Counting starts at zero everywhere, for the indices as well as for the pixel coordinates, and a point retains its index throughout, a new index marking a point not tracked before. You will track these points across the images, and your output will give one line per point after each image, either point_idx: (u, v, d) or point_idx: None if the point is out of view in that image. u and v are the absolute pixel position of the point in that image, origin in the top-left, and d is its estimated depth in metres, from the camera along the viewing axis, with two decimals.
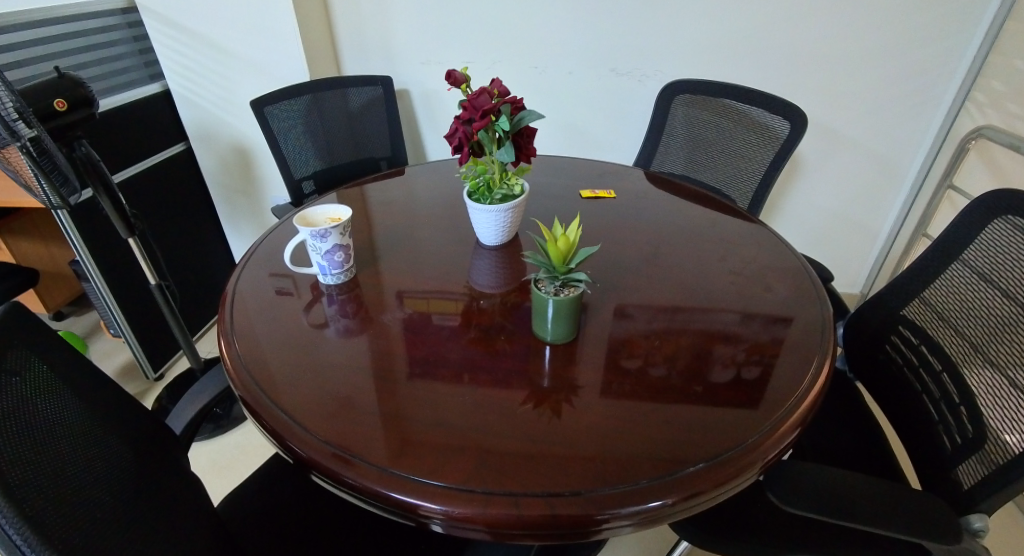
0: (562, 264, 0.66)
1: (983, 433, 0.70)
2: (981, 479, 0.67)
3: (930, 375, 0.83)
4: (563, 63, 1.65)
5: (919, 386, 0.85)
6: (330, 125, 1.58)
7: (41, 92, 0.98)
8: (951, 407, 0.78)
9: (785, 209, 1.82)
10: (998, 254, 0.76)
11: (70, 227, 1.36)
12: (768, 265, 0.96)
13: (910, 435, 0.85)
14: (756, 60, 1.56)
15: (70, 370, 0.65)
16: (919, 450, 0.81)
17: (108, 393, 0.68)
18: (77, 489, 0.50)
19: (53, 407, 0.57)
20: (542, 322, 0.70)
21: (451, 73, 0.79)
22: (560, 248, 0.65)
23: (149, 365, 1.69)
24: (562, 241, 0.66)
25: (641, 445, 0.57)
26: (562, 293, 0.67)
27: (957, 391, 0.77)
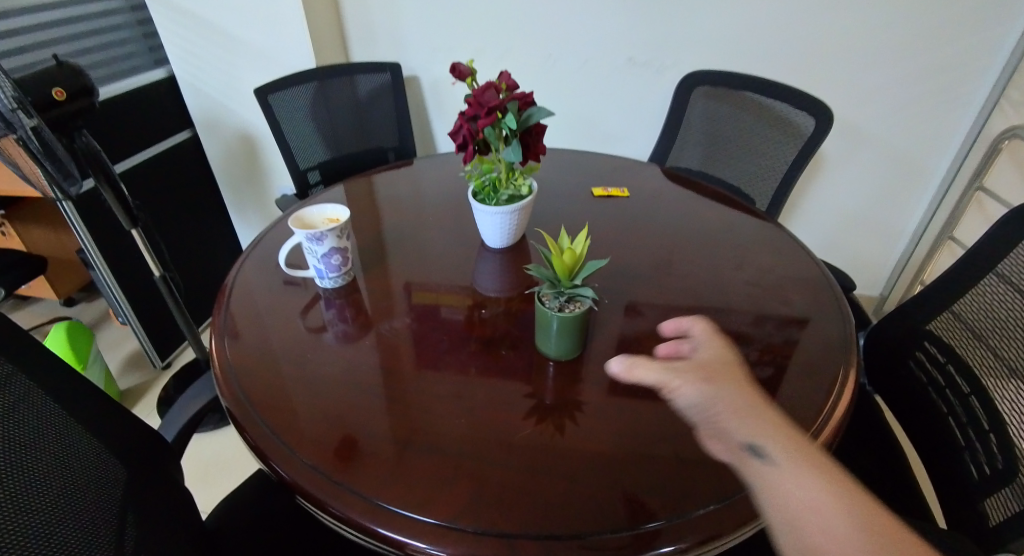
0: (567, 278, 0.63)
1: (1015, 462, 0.65)
2: (1014, 514, 0.62)
3: (958, 397, 0.77)
4: (577, 51, 1.59)
5: (945, 408, 0.79)
6: (337, 114, 1.53)
7: (39, 80, 0.94)
8: (980, 434, 0.72)
9: (806, 207, 1.75)
10: None
11: (76, 218, 1.34)
12: (787, 276, 0.91)
13: (938, 462, 0.79)
14: (780, 51, 1.48)
15: (57, 376, 0.62)
16: (949, 479, 0.76)
17: (96, 401, 0.66)
18: (47, 520, 0.48)
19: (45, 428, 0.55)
20: (545, 337, 0.66)
21: (456, 65, 0.74)
22: (566, 262, 0.62)
23: (157, 355, 1.69)
24: (567, 254, 0.62)
25: (649, 479, 0.52)
26: (567, 308, 0.63)
27: (986, 414, 0.72)
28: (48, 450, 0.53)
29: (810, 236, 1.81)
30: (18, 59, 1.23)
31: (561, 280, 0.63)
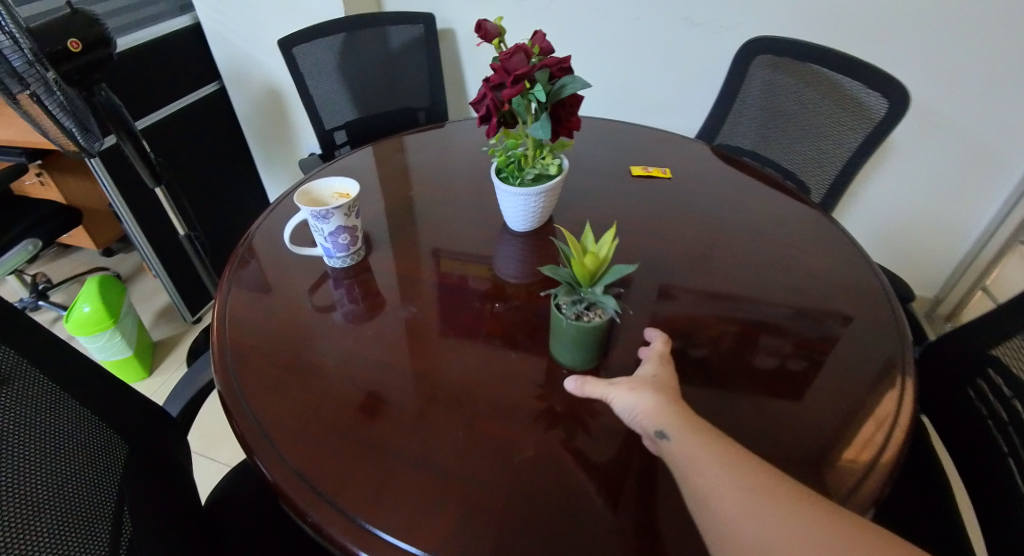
0: (587, 282, 0.56)
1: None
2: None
3: (1018, 435, 0.68)
4: (629, 8, 1.44)
5: (1005, 448, 0.69)
6: (367, 70, 1.44)
7: (53, 30, 0.89)
8: None
9: (867, 196, 1.59)
10: None
11: (104, 174, 1.34)
12: (839, 284, 0.81)
13: (985, 504, 0.71)
14: (860, 15, 1.30)
15: (50, 348, 0.60)
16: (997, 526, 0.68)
17: (89, 377, 0.64)
18: (28, 511, 0.47)
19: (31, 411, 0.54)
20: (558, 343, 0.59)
21: (482, 23, 0.66)
22: (587, 268, 0.54)
23: (187, 310, 1.71)
24: (589, 259, 0.54)
25: (661, 526, 0.46)
26: (585, 315, 0.56)
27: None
28: (21, 445, 0.50)
29: (866, 227, 1.66)
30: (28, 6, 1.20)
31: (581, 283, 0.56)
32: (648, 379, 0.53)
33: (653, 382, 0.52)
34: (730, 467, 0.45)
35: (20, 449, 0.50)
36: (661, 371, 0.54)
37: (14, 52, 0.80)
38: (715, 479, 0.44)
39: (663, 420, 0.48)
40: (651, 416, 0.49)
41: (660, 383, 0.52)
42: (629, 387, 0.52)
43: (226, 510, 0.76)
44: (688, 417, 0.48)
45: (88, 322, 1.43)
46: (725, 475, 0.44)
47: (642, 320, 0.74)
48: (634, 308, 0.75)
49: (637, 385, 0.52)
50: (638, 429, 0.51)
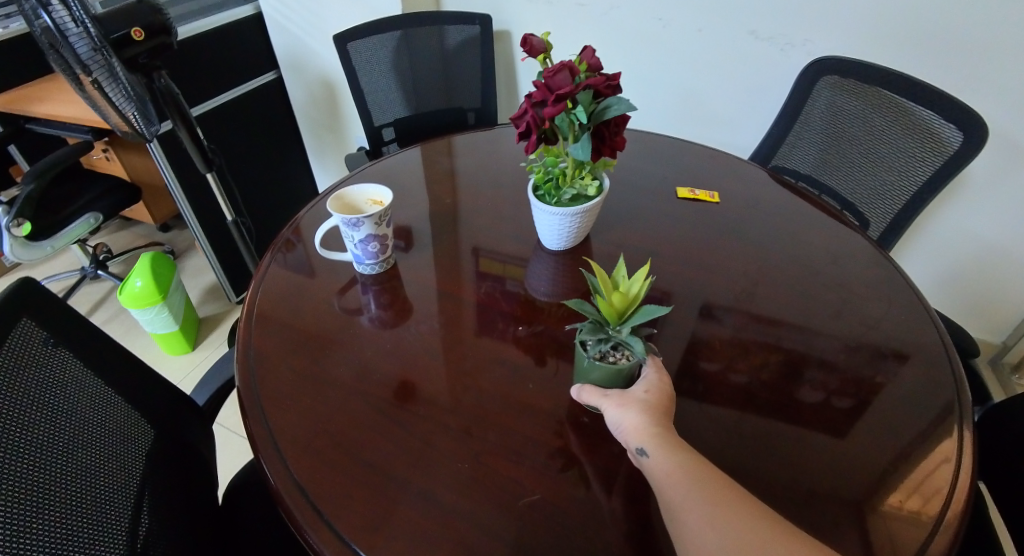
0: (615, 320, 0.53)
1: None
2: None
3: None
4: (694, 17, 1.38)
5: None
6: (420, 68, 1.44)
7: (120, 17, 0.91)
8: None
9: (938, 230, 1.47)
10: None
11: (162, 157, 1.39)
12: (899, 334, 0.74)
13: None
14: (949, 36, 1.19)
15: (81, 332, 0.62)
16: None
17: (117, 362, 0.66)
18: (58, 492, 0.50)
19: (61, 394, 0.55)
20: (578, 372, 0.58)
21: (527, 37, 0.65)
22: (614, 306, 0.52)
23: (231, 290, 1.77)
24: (616, 297, 0.52)
25: None
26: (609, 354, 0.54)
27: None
28: (46, 434, 0.51)
29: (932, 264, 1.54)
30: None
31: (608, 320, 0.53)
32: (637, 395, 0.52)
33: (643, 397, 0.52)
34: (697, 479, 0.46)
35: (47, 436, 0.51)
36: (655, 384, 0.53)
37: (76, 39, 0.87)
38: (684, 492, 0.45)
39: (643, 438, 0.49)
40: (635, 434, 0.50)
41: (650, 400, 0.52)
42: (619, 403, 0.52)
43: (242, 502, 0.77)
44: (667, 433, 0.49)
45: (138, 297, 1.49)
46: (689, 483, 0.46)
47: (675, 356, 0.69)
48: (666, 341, 0.71)
49: (626, 403, 0.52)
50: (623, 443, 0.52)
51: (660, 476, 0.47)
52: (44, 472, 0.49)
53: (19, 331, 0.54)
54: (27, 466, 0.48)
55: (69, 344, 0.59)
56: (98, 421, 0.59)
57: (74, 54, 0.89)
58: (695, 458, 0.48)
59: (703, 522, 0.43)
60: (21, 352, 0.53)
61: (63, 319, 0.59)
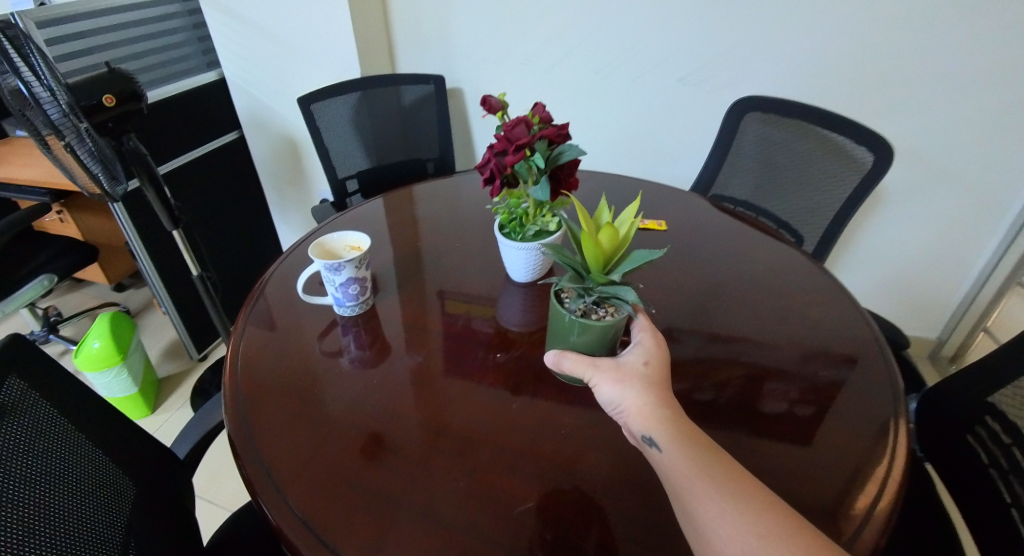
0: (599, 261, 0.60)
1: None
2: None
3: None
4: (630, 68, 1.53)
5: (1008, 496, 0.72)
6: (382, 123, 1.52)
7: (91, 85, 0.96)
8: None
9: (865, 240, 1.64)
10: None
11: (125, 217, 1.40)
12: (835, 333, 0.84)
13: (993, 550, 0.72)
14: (850, 74, 1.38)
15: (69, 387, 0.63)
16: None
17: (103, 416, 0.67)
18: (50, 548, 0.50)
19: (48, 452, 0.56)
20: (568, 343, 0.66)
21: (487, 98, 0.73)
22: (600, 244, 0.59)
23: (193, 347, 1.74)
24: (603, 237, 0.60)
25: None
26: (595, 313, 0.64)
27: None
28: (35, 492, 0.52)
29: (864, 271, 1.70)
30: (66, 61, 1.29)
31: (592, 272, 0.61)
32: (637, 372, 0.58)
33: (643, 375, 0.57)
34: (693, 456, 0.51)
35: (35, 493, 0.52)
36: (654, 357, 0.59)
37: (48, 103, 0.88)
38: (694, 485, 0.49)
39: (649, 426, 0.54)
40: (639, 415, 0.55)
41: (651, 379, 0.57)
42: (616, 377, 0.58)
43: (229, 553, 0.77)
44: (672, 421, 0.54)
45: (95, 359, 1.46)
46: (699, 478, 0.50)
47: None
48: None
49: (624, 378, 0.57)
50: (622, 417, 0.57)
51: (668, 466, 0.51)
52: (35, 530, 0.50)
53: (7, 386, 0.55)
54: (19, 524, 0.48)
55: (55, 400, 0.60)
56: (85, 473, 0.60)
57: (44, 119, 0.88)
58: (701, 446, 0.52)
59: (703, 504, 0.48)
60: (10, 406, 0.54)
61: (52, 377, 0.61)
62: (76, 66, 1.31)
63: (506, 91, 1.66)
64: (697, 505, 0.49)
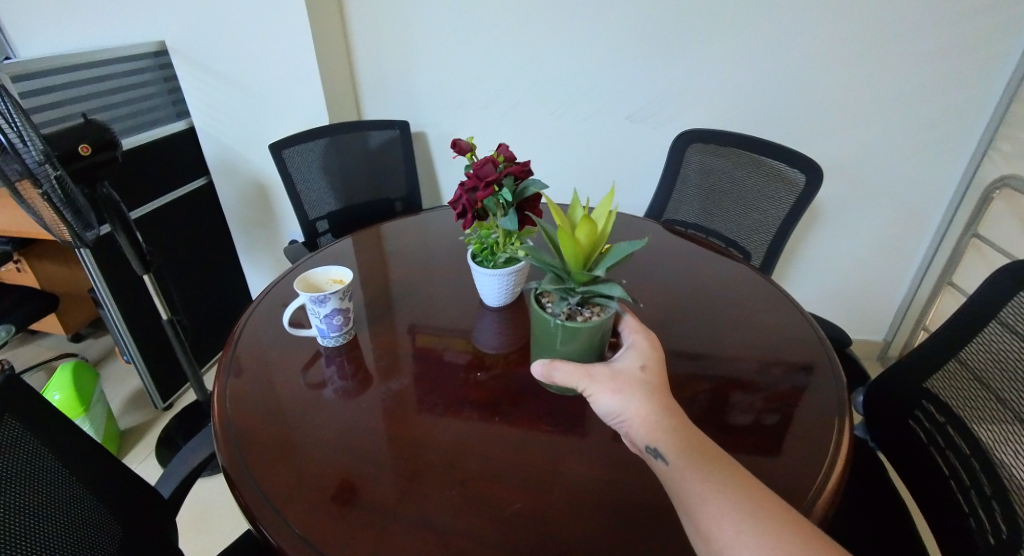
0: (577, 258, 0.66)
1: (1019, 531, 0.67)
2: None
3: (960, 460, 0.80)
4: (581, 109, 1.65)
5: (947, 470, 0.82)
6: (349, 167, 1.58)
7: (66, 136, 1.01)
8: (983, 498, 0.75)
9: (808, 253, 1.79)
10: None
11: (92, 264, 1.40)
12: (781, 335, 0.94)
13: (942, 523, 0.81)
14: (778, 107, 1.55)
15: (64, 425, 0.65)
16: (954, 541, 0.78)
17: (95, 454, 0.68)
18: None
19: (39, 491, 0.57)
20: (557, 350, 0.72)
21: (457, 142, 0.82)
22: (576, 242, 0.64)
23: (157, 396, 1.69)
24: (580, 234, 0.65)
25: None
26: (581, 314, 0.70)
27: (988, 478, 0.74)
28: (28, 531, 0.53)
29: (810, 282, 1.85)
30: (41, 114, 1.33)
31: (573, 270, 0.67)
32: (637, 379, 0.61)
33: (643, 382, 0.61)
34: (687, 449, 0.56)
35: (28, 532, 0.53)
36: (651, 364, 0.63)
37: (25, 152, 0.90)
38: (683, 465, 0.55)
39: (656, 439, 0.57)
40: (639, 417, 0.58)
41: (650, 386, 0.61)
42: (616, 386, 0.61)
43: None
44: (676, 436, 0.57)
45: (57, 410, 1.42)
46: (714, 496, 0.52)
47: None
48: None
49: (624, 387, 0.60)
50: (624, 423, 0.60)
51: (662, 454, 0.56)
52: None
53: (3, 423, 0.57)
54: None
55: (50, 438, 0.62)
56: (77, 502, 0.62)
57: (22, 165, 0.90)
58: (699, 445, 0.57)
59: (687, 483, 0.54)
60: (4, 445, 0.56)
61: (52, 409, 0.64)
62: (49, 118, 1.35)
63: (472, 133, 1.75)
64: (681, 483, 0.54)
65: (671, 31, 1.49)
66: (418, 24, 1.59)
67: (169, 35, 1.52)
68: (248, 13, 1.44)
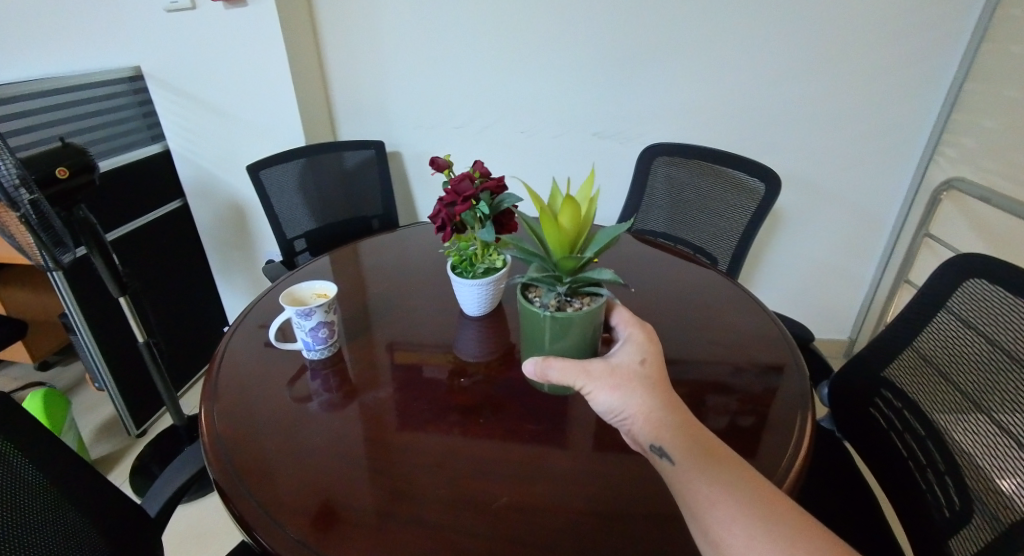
0: (561, 242, 0.69)
1: (973, 501, 0.74)
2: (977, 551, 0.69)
3: (916, 441, 0.86)
4: (551, 126, 1.72)
5: (904, 451, 0.88)
6: (325, 187, 1.60)
7: (44, 160, 1.02)
8: (938, 476, 0.81)
9: (771, 258, 1.88)
10: (986, 307, 0.79)
11: (65, 288, 1.39)
12: (747, 332, 1.00)
13: (901, 500, 0.87)
14: (737, 121, 1.64)
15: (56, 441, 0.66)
16: (913, 515, 0.84)
17: (87, 469, 0.69)
18: None
19: (27, 510, 0.58)
20: (552, 348, 0.75)
21: (435, 159, 0.86)
22: (559, 225, 0.68)
23: (132, 421, 1.66)
24: (563, 218, 0.68)
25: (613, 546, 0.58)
26: (571, 305, 0.74)
27: (942, 455, 0.81)
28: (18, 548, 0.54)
29: (775, 286, 1.94)
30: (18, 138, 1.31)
31: (557, 253, 0.70)
32: (636, 373, 0.64)
33: (642, 376, 0.64)
34: (680, 436, 0.59)
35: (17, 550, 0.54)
36: (651, 360, 0.66)
37: (3, 175, 0.90)
38: (674, 449, 0.58)
39: (661, 438, 0.59)
40: (637, 410, 0.61)
41: (651, 380, 0.64)
42: (614, 384, 0.63)
43: None
44: (680, 436, 0.59)
45: None
46: (724, 501, 0.53)
47: None
48: None
49: (624, 384, 0.63)
50: (624, 417, 0.63)
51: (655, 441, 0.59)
52: None
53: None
54: None
55: (45, 453, 0.63)
56: (55, 511, 0.62)
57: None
58: (694, 431, 0.59)
59: (674, 466, 0.57)
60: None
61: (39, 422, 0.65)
62: (29, 141, 1.34)
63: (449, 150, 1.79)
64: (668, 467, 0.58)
65: (634, 52, 1.57)
66: (392, 48, 1.64)
67: (145, 60, 1.54)
68: (225, 39, 1.47)
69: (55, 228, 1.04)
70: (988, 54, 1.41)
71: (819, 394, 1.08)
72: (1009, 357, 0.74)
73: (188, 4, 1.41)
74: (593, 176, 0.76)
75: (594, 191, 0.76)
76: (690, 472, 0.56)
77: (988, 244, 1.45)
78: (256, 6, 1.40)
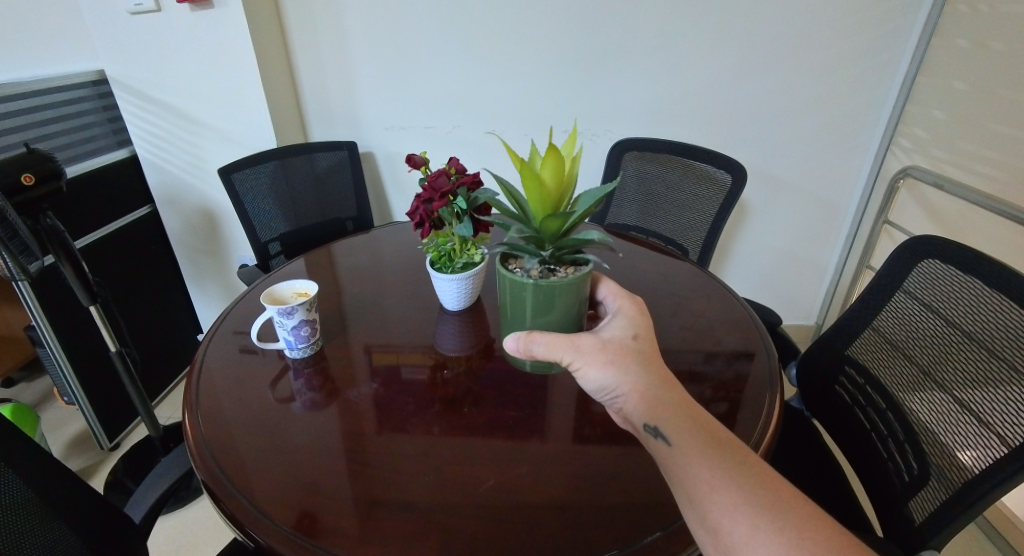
0: (539, 202, 0.72)
1: (928, 465, 0.79)
2: (932, 512, 0.74)
3: (878, 414, 0.91)
4: (523, 125, 1.75)
5: (868, 424, 0.93)
6: (297, 189, 1.58)
7: (9, 167, 0.99)
8: (898, 445, 0.86)
9: (738, 248, 1.95)
10: (939, 287, 0.85)
11: (31, 298, 1.35)
12: (717, 317, 1.05)
13: (865, 470, 0.92)
14: (702, 117, 1.70)
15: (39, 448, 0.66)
16: (876, 484, 0.89)
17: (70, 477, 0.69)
18: None
19: (13, 519, 0.58)
20: (540, 325, 0.78)
21: (411, 156, 0.89)
22: (539, 184, 0.71)
23: (104, 435, 1.62)
24: (542, 177, 0.71)
25: (598, 524, 0.61)
26: (556, 273, 0.76)
27: (900, 425, 0.86)
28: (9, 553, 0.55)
29: (743, 275, 2.01)
30: None
31: (540, 211, 0.73)
32: (629, 347, 0.66)
33: (633, 348, 0.66)
34: (669, 411, 0.60)
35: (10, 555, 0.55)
36: (642, 332, 0.68)
37: None
38: (662, 421, 0.60)
39: (657, 418, 0.60)
40: (626, 383, 0.63)
41: (644, 355, 0.65)
42: (608, 359, 0.64)
43: None
44: (678, 418, 0.60)
45: None
46: (723, 486, 0.55)
47: None
48: None
49: (614, 358, 0.64)
50: (616, 395, 0.64)
51: (639, 417, 0.62)
52: None
53: None
54: None
55: (31, 462, 0.63)
56: (40, 520, 0.61)
57: None
58: (680, 405, 0.61)
59: (664, 440, 0.59)
60: None
61: (19, 433, 0.64)
62: None
63: (424, 149, 1.80)
64: (654, 443, 0.60)
65: (606, 51, 1.61)
66: (364, 50, 1.64)
67: (110, 66, 1.51)
68: (193, 42, 1.45)
69: (19, 234, 1.03)
70: (936, 48, 1.50)
71: (789, 374, 1.13)
72: (964, 333, 0.79)
73: (154, 6, 1.39)
74: (574, 135, 0.78)
75: (576, 149, 0.78)
76: (678, 445, 0.58)
77: (943, 229, 1.53)
78: (226, 8, 1.39)
